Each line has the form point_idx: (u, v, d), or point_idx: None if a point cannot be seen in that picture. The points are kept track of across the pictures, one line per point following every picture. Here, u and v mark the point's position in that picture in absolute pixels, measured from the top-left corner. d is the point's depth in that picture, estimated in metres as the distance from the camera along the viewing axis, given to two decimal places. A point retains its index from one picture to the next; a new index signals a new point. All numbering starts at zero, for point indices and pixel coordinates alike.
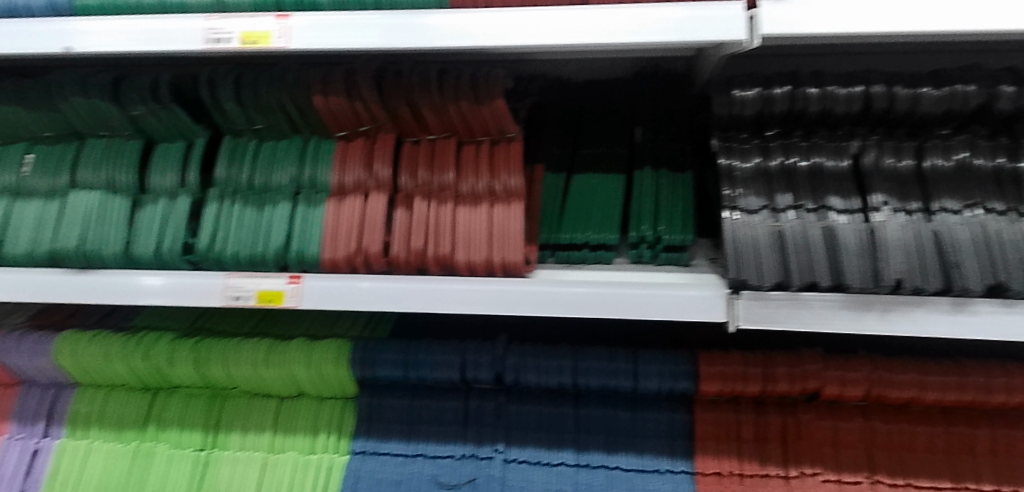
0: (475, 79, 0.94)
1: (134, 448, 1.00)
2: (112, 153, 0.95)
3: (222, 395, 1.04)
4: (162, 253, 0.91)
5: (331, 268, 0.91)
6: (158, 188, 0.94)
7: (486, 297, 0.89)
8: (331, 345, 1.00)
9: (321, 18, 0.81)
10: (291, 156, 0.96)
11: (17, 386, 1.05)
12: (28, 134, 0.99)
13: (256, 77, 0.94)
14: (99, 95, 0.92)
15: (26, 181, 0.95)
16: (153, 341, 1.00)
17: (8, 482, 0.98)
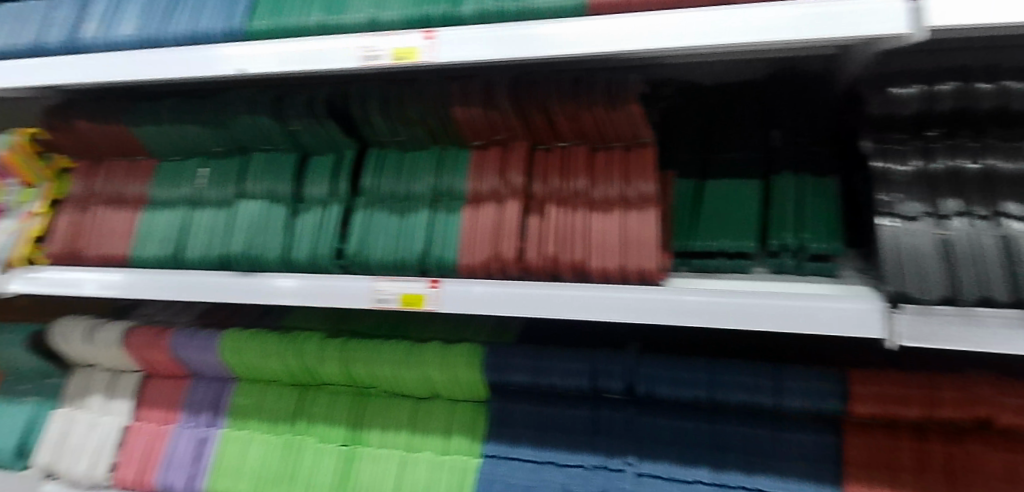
0: (609, 84, 0.93)
1: (287, 439, 1.07)
2: (274, 166, 1.05)
3: (365, 393, 1.10)
4: (317, 259, 0.99)
5: (467, 274, 0.94)
6: (314, 198, 1.02)
7: (619, 304, 0.85)
8: (464, 349, 1.02)
9: (465, 32, 0.84)
10: (430, 166, 1.00)
11: (187, 379, 1.16)
12: (202, 150, 1.10)
13: (400, 91, 0.99)
14: (264, 112, 1.01)
15: (202, 192, 1.06)
16: (305, 340, 1.08)
17: (181, 466, 1.08)
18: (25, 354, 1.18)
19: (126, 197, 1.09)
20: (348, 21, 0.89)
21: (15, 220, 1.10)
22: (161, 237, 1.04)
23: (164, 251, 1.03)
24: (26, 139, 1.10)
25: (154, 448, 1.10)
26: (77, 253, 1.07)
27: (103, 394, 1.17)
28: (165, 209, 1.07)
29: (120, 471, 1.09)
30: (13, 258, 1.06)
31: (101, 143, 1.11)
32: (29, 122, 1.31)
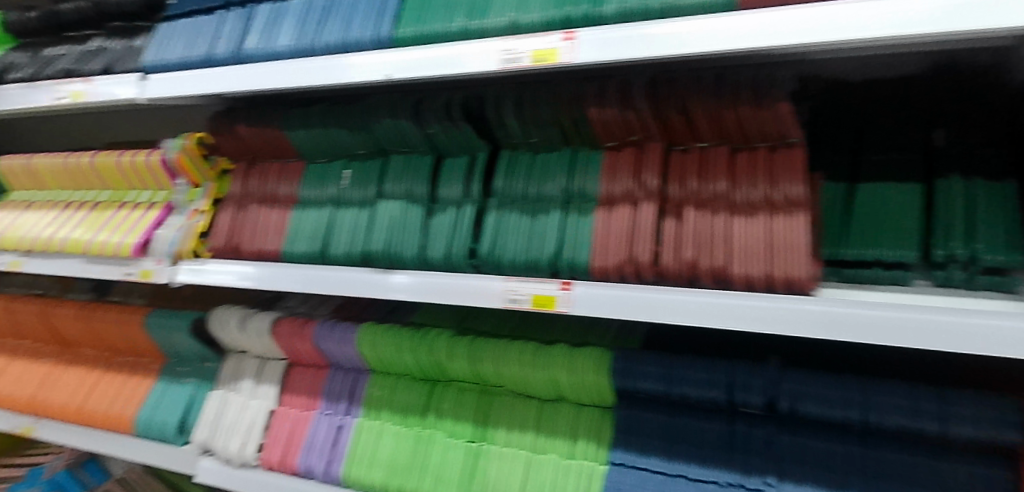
0: (756, 82, 0.88)
1: (417, 432, 1.11)
2: (411, 167, 1.09)
3: (491, 392, 1.11)
4: (452, 258, 1.01)
5: (600, 277, 0.92)
6: (447, 198, 1.05)
7: (764, 314, 0.80)
8: (592, 353, 1.00)
9: (606, 32, 0.83)
10: (561, 166, 0.99)
11: (326, 369, 1.23)
12: (345, 153, 1.16)
13: (534, 93, 1.00)
14: (404, 116, 1.05)
15: (344, 192, 1.12)
16: (435, 337, 1.11)
17: (320, 452, 1.14)
18: (187, 339, 1.29)
19: (278, 196, 1.18)
20: (490, 26, 0.91)
21: (183, 217, 1.21)
22: (309, 234, 1.11)
23: (312, 247, 1.10)
24: (195, 144, 1.21)
25: (296, 432, 1.18)
26: (237, 248, 1.17)
27: (252, 379, 1.26)
28: (312, 208, 1.14)
29: (267, 453, 1.17)
30: (181, 251, 1.17)
31: (257, 146, 1.20)
32: (199, 129, 1.47)
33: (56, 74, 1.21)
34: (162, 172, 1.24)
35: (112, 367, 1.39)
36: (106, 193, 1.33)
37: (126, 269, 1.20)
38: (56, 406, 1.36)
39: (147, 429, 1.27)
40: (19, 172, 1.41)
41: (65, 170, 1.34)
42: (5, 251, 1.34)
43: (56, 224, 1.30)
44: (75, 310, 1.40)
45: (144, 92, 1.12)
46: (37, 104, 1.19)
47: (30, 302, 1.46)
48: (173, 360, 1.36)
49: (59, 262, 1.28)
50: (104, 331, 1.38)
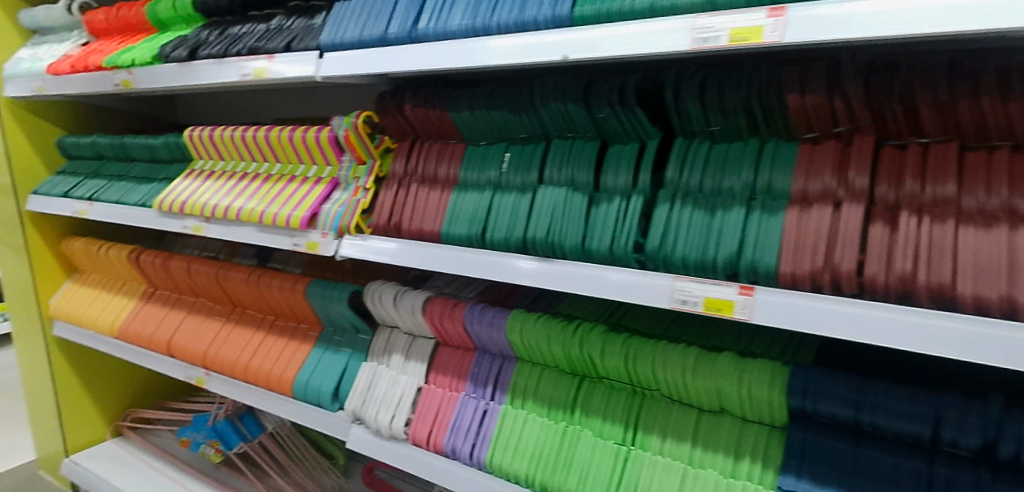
0: (1006, 69, 0.74)
1: (563, 428, 1.08)
2: (574, 153, 1.04)
3: (642, 394, 1.05)
4: (616, 252, 0.96)
5: (789, 284, 0.83)
6: (612, 187, 0.99)
7: (1000, 345, 0.68)
8: (765, 366, 0.91)
9: (822, 9, 0.73)
10: (745, 159, 0.90)
11: (472, 352, 1.23)
12: (507, 136, 1.14)
13: (721, 76, 0.91)
14: (573, 99, 1.01)
15: (504, 176, 1.11)
16: (587, 331, 1.07)
17: (466, 433, 1.15)
18: (344, 310, 1.35)
19: (439, 178, 1.19)
20: (683, 1, 0.83)
21: (348, 193, 1.26)
22: (468, 217, 1.11)
23: (472, 231, 1.10)
24: (363, 122, 1.23)
25: (442, 412, 1.19)
26: (397, 228, 1.20)
27: (402, 354, 1.29)
28: (472, 191, 1.14)
29: (414, 428, 1.20)
30: (344, 226, 1.22)
31: (420, 127, 1.22)
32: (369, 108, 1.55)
33: (241, 52, 1.26)
34: (331, 148, 1.30)
35: (278, 332, 1.49)
36: (277, 166, 1.41)
37: (294, 240, 1.27)
38: (228, 362, 1.48)
39: (306, 393, 1.35)
40: (200, 143, 1.51)
41: (242, 144, 1.43)
42: (189, 216, 1.45)
43: (234, 194, 1.40)
44: (245, 275, 1.49)
45: (320, 71, 1.15)
46: (225, 81, 1.26)
47: (204, 265, 1.57)
48: (328, 329, 1.43)
49: (236, 229, 1.37)
50: (271, 297, 1.47)
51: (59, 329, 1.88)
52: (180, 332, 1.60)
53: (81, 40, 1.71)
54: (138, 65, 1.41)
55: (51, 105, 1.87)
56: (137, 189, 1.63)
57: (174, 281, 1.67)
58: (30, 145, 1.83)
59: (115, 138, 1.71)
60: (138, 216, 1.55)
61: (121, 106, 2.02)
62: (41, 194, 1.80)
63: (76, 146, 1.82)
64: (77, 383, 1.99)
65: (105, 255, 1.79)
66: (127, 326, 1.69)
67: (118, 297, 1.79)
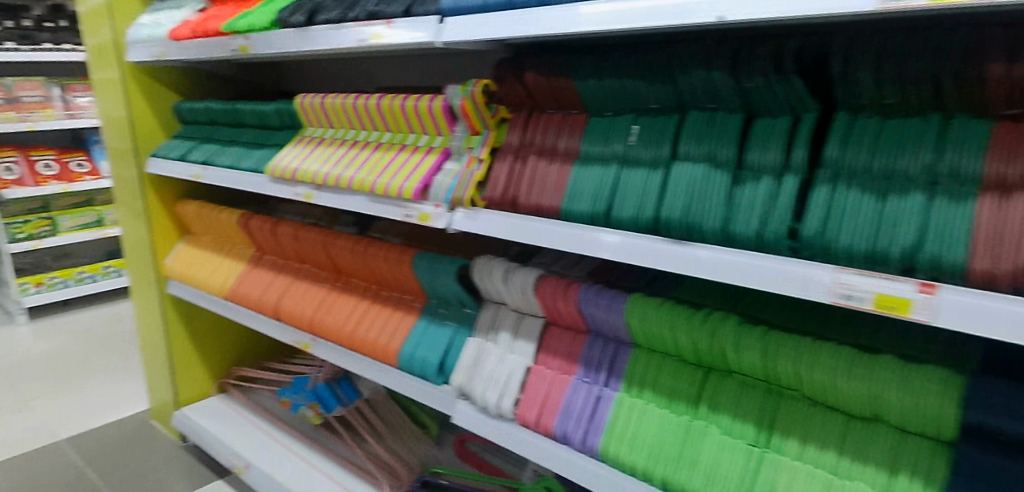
0: None
1: (687, 422, 1.01)
2: (716, 126, 0.95)
3: (778, 392, 0.97)
4: (765, 236, 0.87)
5: (981, 282, 0.73)
6: (759, 165, 0.90)
7: None
8: (933, 372, 0.81)
9: None
10: (926, 137, 0.79)
11: (584, 335, 1.18)
12: (636, 107, 1.06)
13: (903, 41, 0.79)
14: (720, 65, 0.91)
15: (631, 150, 1.03)
16: (719, 321, 0.99)
17: (577, 419, 1.10)
18: (450, 284, 1.32)
19: (558, 150, 1.12)
20: None
21: (462, 164, 1.22)
22: (591, 194, 1.04)
23: (595, 208, 1.03)
24: (481, 91, 1.17)
25: (553, 394, 1.14)
26: (513, 202, 1.15)
27: (509, 332, 1.25)
28: (595, 165, 1.07)
29: (523, 410, 1.16)
30: (457, 197, 1.19)
31: (540, 96, 1.15)
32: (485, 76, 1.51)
33: (359, 16, 1.22)
34: (443, 117, 1.25)
35: (382, 301, 1.49)
36: (388, 134, 1.40)
37: (405, 211, 1.25)
38: (333, 329, 1.49)
39: (410, 364, 1.33)
40: (311, 110, 1.50)
41: (352, 111, 1.41)
42: (300, 183, 1.46)
43: (344, 162, 1.39)
44: (351, 244, 1.49)
45: (441, 36, 1.10)
46: (343, 46, 1.23)
47: (312, 232, 1.58)
48: (432, 301, 1.41)
49: (346, 198, 1.36)
50: (376, 267, 1.47)
51: (172, 288, 1.97)
52: (286, 297, 1.63)
53: (198, 5, 1.74)
54: (255, 31, 1.41)
55: (168, 71, 1.93)
56: (248, 155, 1.65)
57: (281, 247, 1.70)
58: (149, 110, 1.90)
59: (227, 104, 1.73)
60: (250, 182, 1.57)
61: (231, 74, 2.06)
62: (159, 157, 1.86)
63: (191, 111, 1.87)
64: (188, 340, 2.09)
65: (216, 219, 1.85)
66: (237, 289, 1.74)
67: (228, 260, 1.85)
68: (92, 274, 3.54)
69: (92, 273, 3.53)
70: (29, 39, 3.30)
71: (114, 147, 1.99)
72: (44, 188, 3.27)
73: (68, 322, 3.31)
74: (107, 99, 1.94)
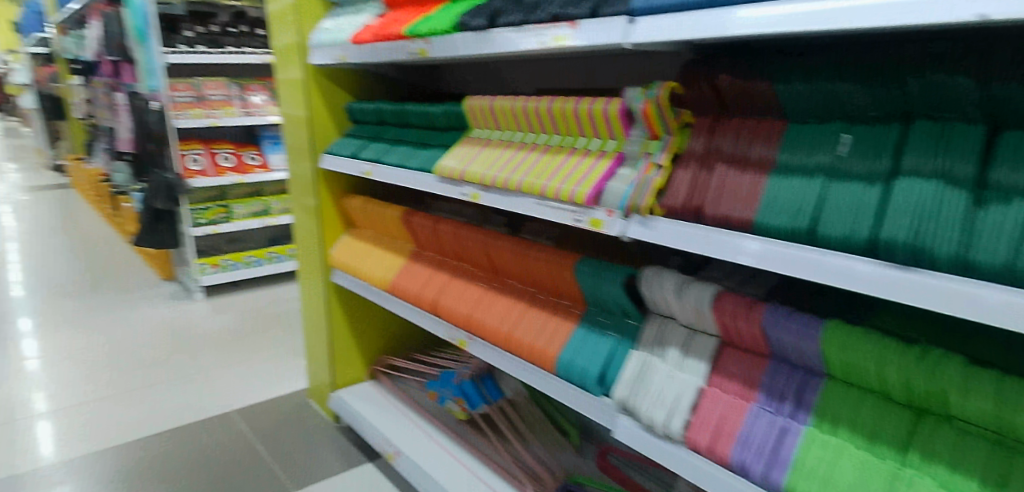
0: None
1: (893, 469, 0.90)
2: (952, 139, 0.84)
3: (1014, 448, 0.83)
4: (1017, 268, 0.75)
5: None
6: (1009, 187, 0.79)
7: None
8: None
9: None
10: None
11: (765, 359, 1.09)
12: (847, 113, 0.96)
13: None
14: (965, 70, 0.80)
15: (842, 161, 0.94)
16: (940, 359, 0.87)
17: (759, 451, 1.02)
18: (615, 294, 1.27)
19: (751, 159, 1.05)
20: None
21: (638, 170, 1.16)
22: (792, 209, 0.96)
23: (797, 224, 0.94)
24: (666, 95, 1.10)
25: (729, 420, 1.07)
26: (697, 211, 1.08)
27: (679, 349, 1.18)
28: (796, 177, 0.99)
29: (694, 433, 1.09)
30: (632, 204, 1.13)
31: (731, 99, 1.08)
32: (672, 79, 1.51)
33: (541, 18, 1.22)
34: (619, 121, 1.21)
35: (540, 305, 1.48)
36: (556, 137, 1.38)
37: (575, 216, 1.21)
38: (490, 329, 1.50)
39: (569, 372, 1.30)
40: (480, 112, 1.53)
41: (523, 114, 1.42)
42: (467, 183, 1.48)
43: (512, 165, 1.39)
44: (512, 245, 1.50)
45: (630, 37, 1.06)
46: (525, 49, 1.24)
47: (473, 231, 1.61)
48: (592, 310, 1.38)
49: (514, 200, 1.36)
50: (536, 271, 1.46)
51: (336, 277, 2.10)
52: (444, 293, 1.67)
53: (376, 10, 1.84)
54: (437, 35, 1.46)
55: (343, 74, 2.06)
56: (416, 155, 1.72)
57: (441, 244, 1.75)
58: (326, 109, 2.04)
59: (396, 105, 1.81)
60: (418, 180, 1.63)
61: (396, 75, 2.17)
62: (333, 154, 2.00)
63: (362, 111, 1.98)
64: (346, 327, 2.21)
65: (380, 214, 1.94)
66: (397, 282, 1.82)
67: (388, 253, 1.93)
68: (258, 259, 3.87)
69: (259, 258, 3.87)
70: (217, 43, 3.68)
71: (293, 144, 2.16)
72: (223, 178, 3.63)
73: (238, 302, 3.65)
74: (290, 100, 2.11)
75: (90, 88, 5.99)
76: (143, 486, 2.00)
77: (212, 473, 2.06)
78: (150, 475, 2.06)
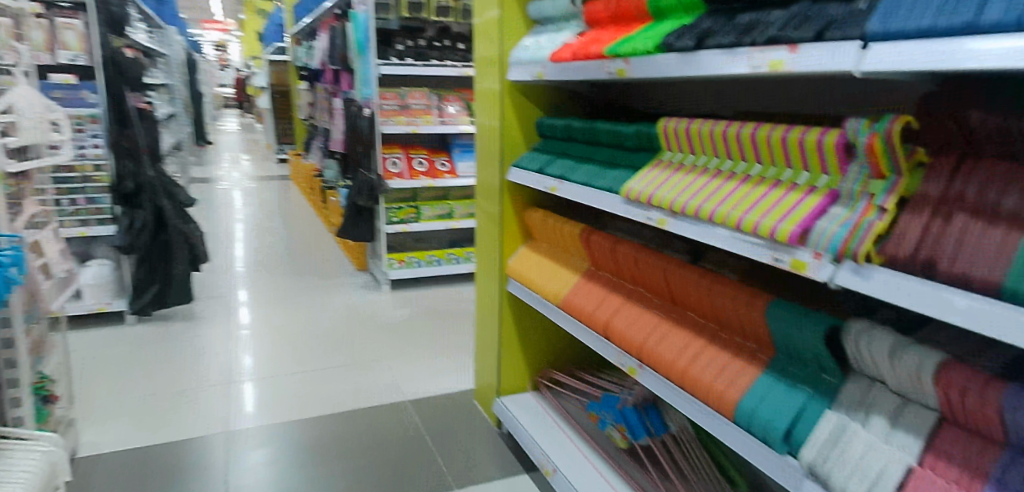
0: None
1: None
2: None
3: None
4: None
5: None
6: None
7: None
8: None
9: None
10: None
11: (1000, 448, 0.92)
12: None
13: None
14: None
15: None
16: None
17: None
18: (811, 344, 1.15)
19: (1003, 210, 0.89)
20: None
21: (856, 211, 1.04)
22: None
23: None
24: (900, 129, 0.96)
25: None
26: (927, 266, 0.91)
27: (886, 418, 1.04)
28: None
29: None
30: (845, 248, 1.00)
31: (984, 138, 0.92)
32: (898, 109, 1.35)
33: (756, 41, 1.15)
34: (836, 155, 1.09)
35: (721, 343, 1.39)
36: (757, 167, 1.30)
37: (775, 254, 1.11)
38: (664, 360, 1.44)
39: (749, 421, 1.20)
40: (676, 136, 1.48)
41: (722, 140, 1.34)
42: (654, 208, 1.43)
43: (705, 193, 1.32)
44: (696, 276, 1.43)
45: (861, 64, 0.94)
46: (734, 73, 1.17)
47: (655, 257, 1.57)
48: (783, 358, 1.26)
49: (704, 230, 1.28)
50: (720, 307, 1.37)
51: (511, 286, 2.16)
52: (619, 317, 1.64)
53: (578, 29, 1.88)
54: (638, 55, 1.45)
55: (537, 90, 2.13)
56: (602, 174, 1.72)
57: (617, 265, 1.73)
58: (518, 123, 2.12)
59: (587, 123, 1.83)
60: (603, 200, 1.62)
61: (587, 91, 2.20)
62: (519, 168, 2.06)
63: (550, 127, 2.02)
64: (515, 335, 2.27)
65: (559, 230, 1.96)
66: (571, 299, 1.82)
67: (565, 269, 1.95)
68: (439, 259, 4.12)
69: (439, 258, 4.12)
70: (423, 56, 3.99)
71: (484, 155, 2.27)
72: (416, 181, 3.93)
73: (417, 298, 3.91)
74: (485, 112, 2.22)
75: (313, 93, 6.81)
76: (326, 459, 2.22)
77: (385, 459, 2.22)
78: (333, 450, 2.28)
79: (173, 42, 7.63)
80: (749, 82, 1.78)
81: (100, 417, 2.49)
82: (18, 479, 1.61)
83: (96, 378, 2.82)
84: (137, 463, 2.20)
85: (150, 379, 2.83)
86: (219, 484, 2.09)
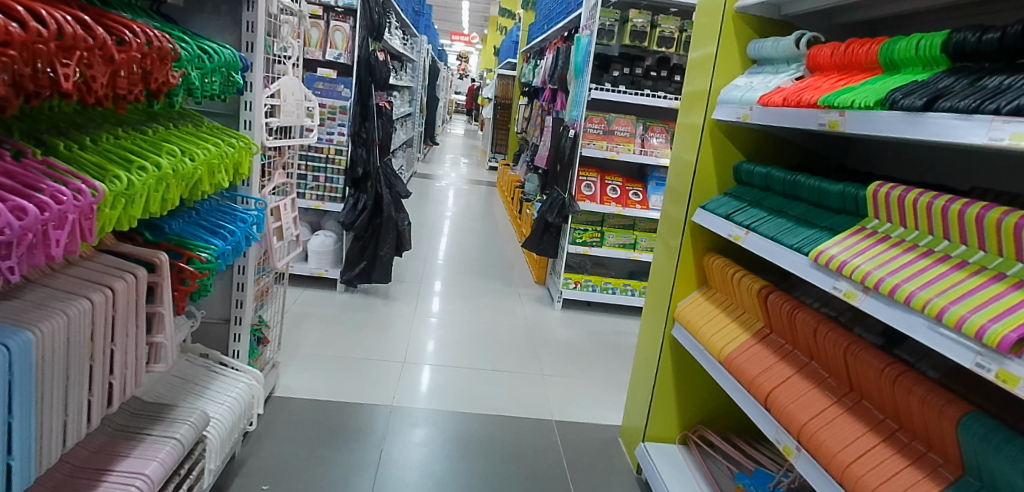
0: None
1: None
2: None
3: None
4: None
5: None
6: None
7: None
8: None
9: None
10: None
11: None
12: None
13: None
14: None
15: None
16: None
17: None
18: (1009, 475, 0.96)
19: None
20: None
21: None
22: None
23: None
24: None
25: None
26: None
27: None
28: None
29: None
30: None
31: None
32: None
33: (1001, 108, 0.99)
34: None
35: (898, 447, 1.21)
36: (980, 254, 1.12)
37: (979, 359, 0.93)
38: (824, 448, 1.28)
39: None
40: (886, 203, 1.32)
41: (941, 217, 1.17)
42: (844, 278, 1.28)
43: (908, 271, 1.16)
44: (881, 364, 1.25)
45: None
46: (965, 141, 1.01)
47: (837, 332, 1.41)
48: (973, 482, 1.08)
49: (895, 313, 1.12)
50: (903, 405, 1.20)
51: (676, 330, 2.08)
52: (785, 389, 1.49)
53: (796, 74, 1.76)
54: (855, 107, 1.32)
55: (743, 132, 2.03)
56: (794, 231, 1.58)
57: (794, 333, 1.59)
58: (714, 163, 2.04)
59: (791, 175, 1.72)
60: (789, 258, 1.49)
61: (797, 140, 2.04)
62: (706, 210, 1.97)
63: (749, 173, 1.93)
64: (671, 381, 2.18)
65: (737, 282, 1.85)
66: (735, 357, 1.69)
67: (736, 325, 1.83)
68: (614, 287, 4.09)
69: (614, 286, 4.09)
70: (636, 84, 4.03)
71: (674, 190, 2.21)
72: (606, 207, 3.95)
73: (586, 322, 3.92)
74: (683, 147, 2.17)
75: (530, 109, 7.17)
76: (468, 455, 2.33)
77: (521, 470, 2.27)
78: (476, 449, 2.37)
79: (422, 49, 8.52)
80: (993, 154, 1.53)
81: (299, 366, 2.87)
82: (226, 400, 1.91)
83: (302, 331, 3.26)
84: (315, 413, 2.50)
85: (343, 343, 3.19)
86: (374, 450, 2.29)
